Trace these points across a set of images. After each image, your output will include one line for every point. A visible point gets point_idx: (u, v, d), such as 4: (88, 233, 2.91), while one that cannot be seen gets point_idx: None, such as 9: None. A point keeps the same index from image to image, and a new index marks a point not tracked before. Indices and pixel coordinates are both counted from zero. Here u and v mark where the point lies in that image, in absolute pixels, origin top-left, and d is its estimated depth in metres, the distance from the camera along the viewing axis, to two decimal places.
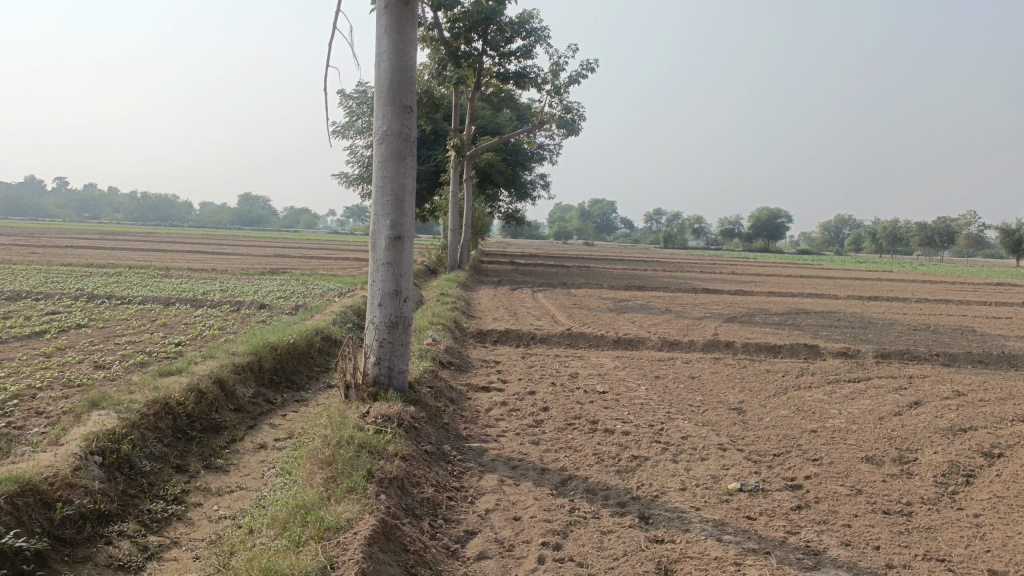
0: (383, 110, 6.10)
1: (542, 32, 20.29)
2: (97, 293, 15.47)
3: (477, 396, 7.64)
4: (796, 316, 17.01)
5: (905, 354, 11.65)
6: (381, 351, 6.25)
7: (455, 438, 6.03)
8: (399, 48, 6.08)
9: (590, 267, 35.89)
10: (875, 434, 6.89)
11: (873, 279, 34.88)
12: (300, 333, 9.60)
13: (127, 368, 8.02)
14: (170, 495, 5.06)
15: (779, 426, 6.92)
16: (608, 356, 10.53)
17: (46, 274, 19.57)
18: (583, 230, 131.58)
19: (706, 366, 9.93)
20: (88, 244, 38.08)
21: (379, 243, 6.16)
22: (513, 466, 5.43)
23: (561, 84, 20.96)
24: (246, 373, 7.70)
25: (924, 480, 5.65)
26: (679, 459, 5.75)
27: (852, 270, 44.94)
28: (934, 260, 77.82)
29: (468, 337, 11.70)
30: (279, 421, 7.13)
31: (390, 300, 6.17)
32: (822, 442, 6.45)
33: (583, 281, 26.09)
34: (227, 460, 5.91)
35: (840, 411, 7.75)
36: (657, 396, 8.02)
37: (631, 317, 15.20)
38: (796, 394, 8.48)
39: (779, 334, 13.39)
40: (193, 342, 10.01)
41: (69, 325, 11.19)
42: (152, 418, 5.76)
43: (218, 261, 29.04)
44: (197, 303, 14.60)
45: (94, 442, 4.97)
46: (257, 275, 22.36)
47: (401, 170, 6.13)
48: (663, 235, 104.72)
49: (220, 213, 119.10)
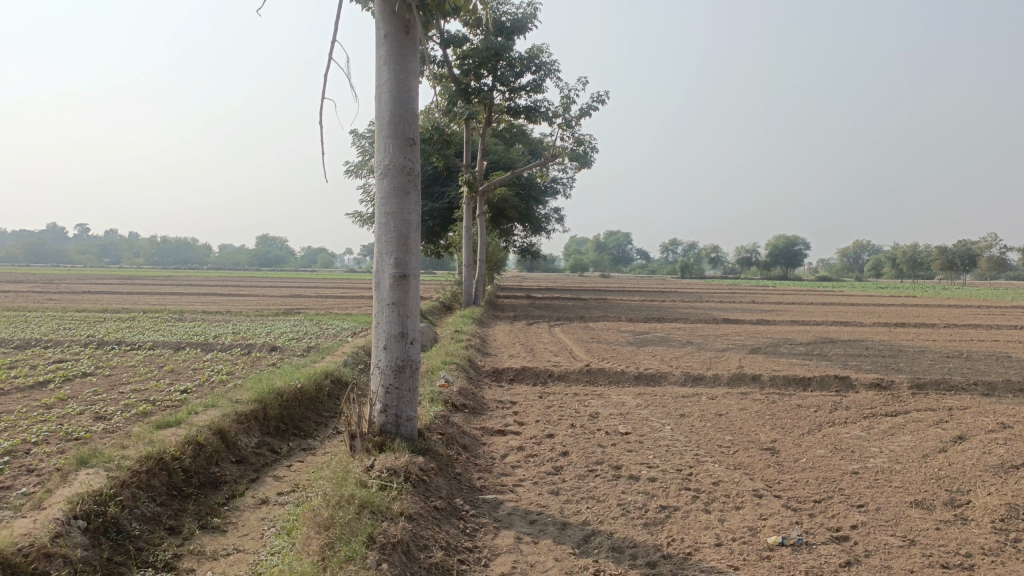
0: (384, 143, 5.80)
1: (552, 65, 20.13)
2: (108, 339, 15.20)
3: (492, 441, 7.21)
4: (822, 346, 16.44)
5: (941, 384, 11.09)
6: (387, 398, 5.87)
7: (468, 490, 5.61)
8: (400, 79, 5.80)
9: (606, 299, 35.37)
10: (922, 474, 6.39)
11: (898, 305, 34.09)
12: (308, 377, 9.24)
13: (128, 420, 7.68)
14: (161, 561, 4.67)
15: (818, 468, 6.45)
16: (629, 394, 10.08)
17: (59, 321, 19.40)
18: (600, 262, 131.44)
19: (734, 403, 9.43)
20: (104, 289, 38.27)
21: (383, 283, 5.81)
22: (531, 521, 5.00)
23: (572, 117, 20.79)
24: (249, 422, 7.34)
25: (982, 527, 5.14)
26: (712, 509, 5.28)
27: (874, 296, 44.20)
28: (957, 283, 76.63)
29: (483, 376, 11.31)
30: (284, 473, 6.74)
31: (395, 344, 5.81)
32: (865, 485, 5.97)
33: (601, 314, 25.62)
34: (225, 518, 5.52)
35: (880, 449, 7.24)
36: (683, 436, 7.56)
37: (651, 351, 14.71)
38: (832, 430, 7.98)
39: (806, 365, 12.87)
40: (199, 389, 9.67)
41: (74, 373, 10.90)
42: (144, 476, 5.39)
43: (233, 304, 28.83)
44: (208, 347, 14.31)
45: (78, 505, 4.59)
46: (271, 317, 22.10)
47: (405, 206, 5.80)
48: (679, 265, 104.23)
49: (238, 255, 120.02)
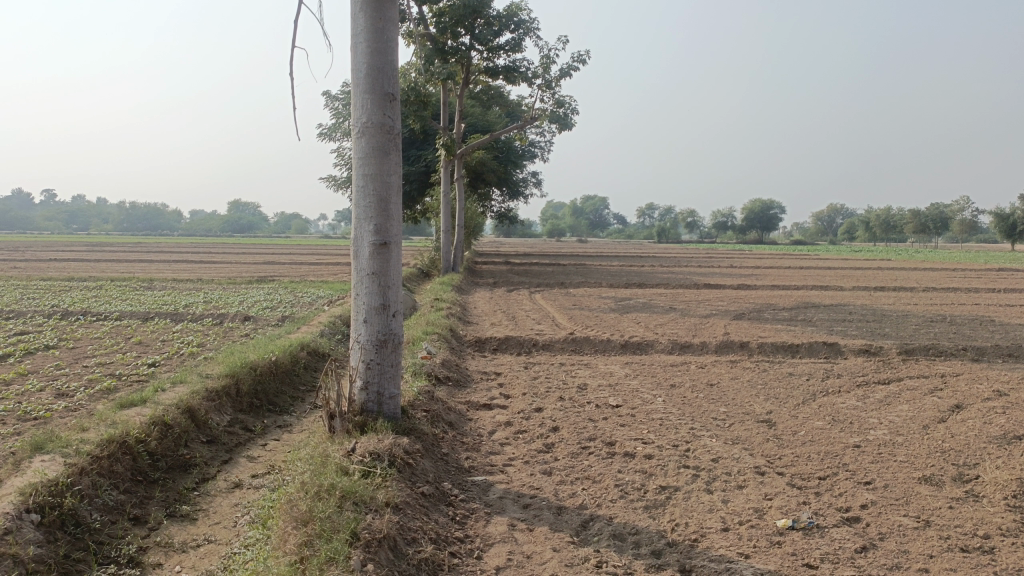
0: (362, 99, 5.34)
1: (531, 24, 19.53)
2: (73, 309, 14.59)
3: (477, 417, 6.88)
4: (805, 311, 16.30)
5: (930, 349, 10.93)
6: (369, 374, 5.48)
7: (456, 472, 5.29)
8: (377, 28, 5.32)
9: (585, 265, 35.12)
10: (925, 447, 6.17)
11: (877, 268, 34.13)
12: (283, 349, 8.83)
13: (92, 397, 7.25)
14: (125, 557, 4.27)
15: (819, 442, 6.20)
16: (616, 363, 9.81)
17: (24, 290, 18.72)
18: (577, 227, 131.26)
19: (725, 372, 9.18)
20: (71, 256, 37.28)
21: (362, 251, 5.39)
22: (524, 505, 4.68)
23: (552, 78, 20.27)
24: (220, 399, 6.94)
25: (995, 505, 4.90)
26: (714, 489, 5.00)
27: (852, 259, 44.40)
28: (928, 245, 77.37)
29: (465, 346, 10.95)
30: (258, 453, 6.36)
31: (376, 316, 5.42)
32: (870, 460, 5.72)
33: (581, 279, 25.27)
34: (195, 505, 5.14)
35: (879, 420, 7.00)
36: (676, 409, 7.27)
37: (635, 318, 14.41)
38: (827, 401, 7.74)
39: (791, 331, 12.66)
40: (168, 363, 9.21)
41: (35, 347, 10.36)
42: (106, 462, 4.98)
43: (206, 271, 28.15)
44: (179, 317, 13.78)
45: (31, 497, 4.19)
46: (244, 285, 21.53)
47: (385, 167, 5.37)
48: (656, 230, 104.26)
49: (210, 222, 117.85)
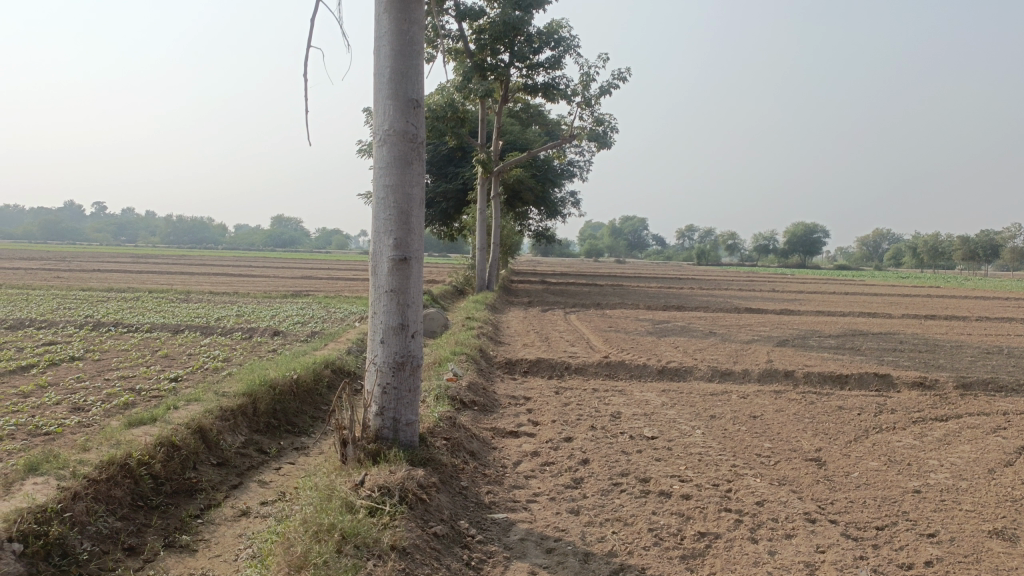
0: (384, 105, 5.02)
1: (571, 41, 19.26)
2: (106, 321, 14.51)
3: (503, 446, 6.47)
4: (853, 339, 15.57)
5: (989, 384, 10.23)
6: (383, 399, 5.12)
7: (475, 508, 4.89)
8: (402, 29, 4.99)
9: (622, 286, 34.30)
10: (993, 494, 5.59)
11: (927, 295, 32.94)
12: (306, 366, 8.54)
13: (106, 412, 7.01)
14: None
15: (873, 485, 5.67)
16: (652, 390, 9.32)
17: (62, 300, 18.83)
18: (616, 248, 130.66)
19: (769, 403, 8.63)
20: (116, 267, 37.84)
21: (380, 266, 5.06)
22: (547, 549, 4.26)
23: (592, 96, 19.93)
24: (235, 418, 6.65)
25: None
26: (758, 538, 4.51)
27: (899, 286, 43.13)
28: (978, 273, 75.20)
29: (495, 367, 10.55)
30: (270, 477, 6.03)
31: (394, 336, 5.07)
32: (932, 509, 5.17)
33: (618, 301, 24.70)
34: (196, 534, 4.81)
35: (939, 462, 6.43)
36: (716, 443, 6.77)
37: (673, 342, 13.88)
38: (881, 438, 7.16)
39: (839, 361, 12.03)
40: (190, 377, 8.98)
41: (61, 358, 10.22)
42: (103, 485, 4.69)
43: (243, 284, 28.24)
44: (208, 330, 13.60)
45: (15, 524, 3.90)
46: (278, 299, 21.44)
47: (407, 178, 5.04)
48: (696, 253, 103.08)
49: (253, 236, 119.55)
